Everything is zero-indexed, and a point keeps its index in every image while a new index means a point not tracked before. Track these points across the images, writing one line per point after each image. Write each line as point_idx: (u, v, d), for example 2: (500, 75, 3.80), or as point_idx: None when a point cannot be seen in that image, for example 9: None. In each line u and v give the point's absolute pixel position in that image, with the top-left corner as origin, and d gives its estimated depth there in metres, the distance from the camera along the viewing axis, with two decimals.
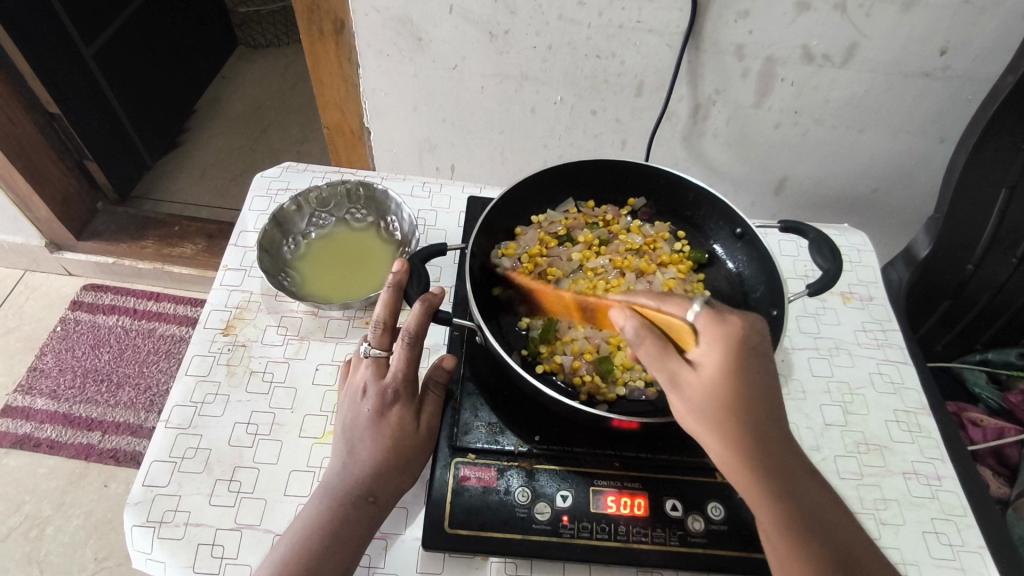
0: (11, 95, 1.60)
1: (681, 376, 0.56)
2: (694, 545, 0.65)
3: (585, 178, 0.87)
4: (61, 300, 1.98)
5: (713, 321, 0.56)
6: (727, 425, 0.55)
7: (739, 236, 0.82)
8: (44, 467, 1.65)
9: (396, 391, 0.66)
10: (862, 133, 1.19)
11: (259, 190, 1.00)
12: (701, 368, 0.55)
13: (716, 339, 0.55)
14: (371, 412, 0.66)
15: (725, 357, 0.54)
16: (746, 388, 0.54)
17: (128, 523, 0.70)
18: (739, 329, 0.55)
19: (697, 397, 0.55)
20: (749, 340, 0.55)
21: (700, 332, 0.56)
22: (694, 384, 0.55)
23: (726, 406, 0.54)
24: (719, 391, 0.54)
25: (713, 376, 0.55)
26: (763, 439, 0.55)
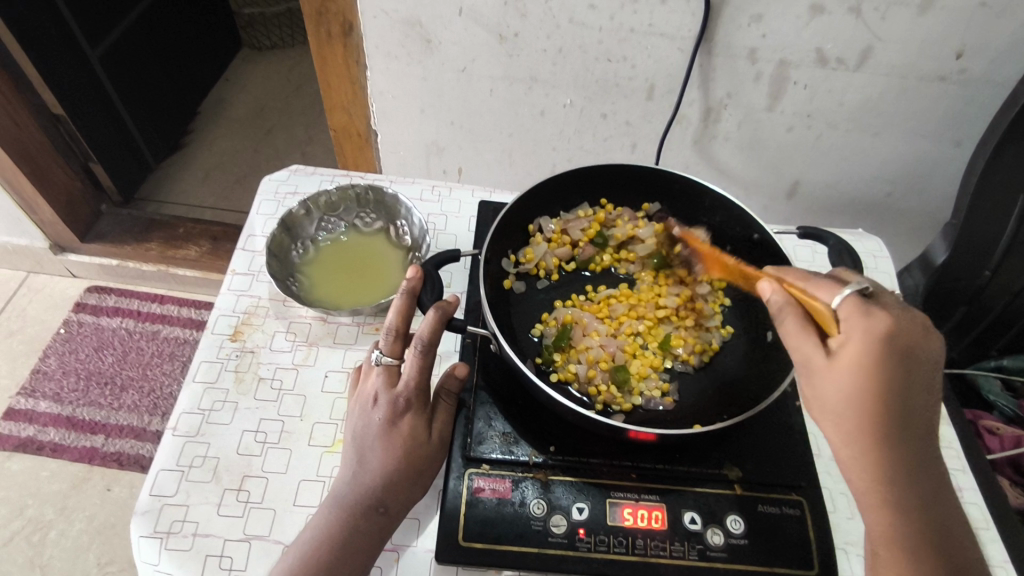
0: (17, 97, 1.59)
1: (814, 359, 0.59)
2: (713, 560, 0.63)
3: (600, 182, 0.85)
4: (65, 302, 1.97)
5: (859, 313, 0.58)
6: (850, 416, 0.57)
7: (756, 242, 0.80)
8: (47, 471, 1.64)
9: (407, 400, 0.65)
10: (876, 137, 1.17)
11: (267, 194, 0.99)
12: (837, 356, 0.58)
13: (854, 329, 0.57)
14: (382, 421, 0.64)
15: (868, 349, 0.56)
16: (881, 382, 0.56)
17: (135, 534, 0.68)
18: (888, 325, 0.56)
19: (825, 381, 0.58)
20: (900, 337, 0.57)
21: (843, 319, 0.58)
22: (825, 370, 0.58)
23: (856, 399, 0.57)
24: (850, 382, 0.57)
25: (852, 366, 0.57)
26: (889, 439, 0.57)
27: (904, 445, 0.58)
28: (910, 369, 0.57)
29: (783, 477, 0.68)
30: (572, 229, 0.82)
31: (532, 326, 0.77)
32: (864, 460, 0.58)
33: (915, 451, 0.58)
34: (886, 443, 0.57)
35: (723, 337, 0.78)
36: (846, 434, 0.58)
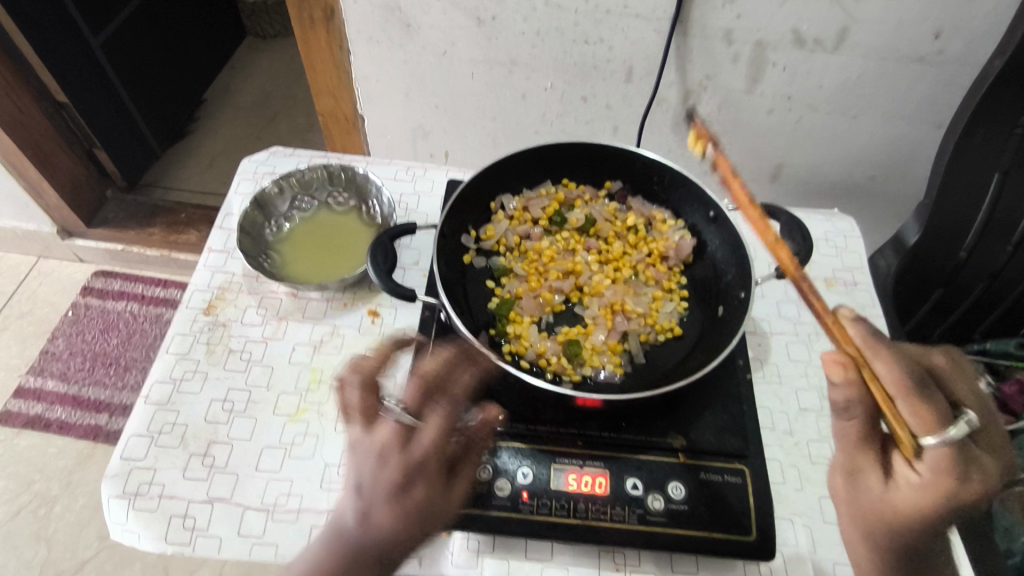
0: (20, 84, 1.65)
1: (868, 476, 0.56)
2: (653, 524, 0.65)
3: (563, 160, 0.86)
4: (72, 285, 2.03)
5: (948, 474, 0.51)
6: (876, 535, 0.57)
7: (713, 220, 0.81)
8: (54, 448, 1.71)
9: (427, 462, 0.57)
10: (857, 119, 1.16)
11: (245, 174, 1.01)
12: (892, 486, 0.54)
13: (937, 483, 0.51)
14: (392, 482, 0.56)
15: (927, 500, 0.52)
16: (919, 523, 0.54)
17: (105, 495, 0.72)
18: (973, 491, 0.51)
19: (868, 501, 0.56)
20: (979, 502, 0.51)
21: (925, 463, 0.52)
22: (867, 488, 0.56)
23: (886, 524, 0.56)
24: (883, 509, 0.55)
25: (898, 503, 0.54)
26: (902, 557, 0.58)
27: (915, 562, 0.58)
28: (959, 516, 0.53)
29: (726, 446, 0.70)
30: (532, 205, 0.84)
31: (487, 299, 0.79)
32: (871, 566, 0.60)
33: (926, 564, 0.59)
34: (898, 562, 0.58)
35: (679, 313, 0.78)
36: (860, 542, 0.59)
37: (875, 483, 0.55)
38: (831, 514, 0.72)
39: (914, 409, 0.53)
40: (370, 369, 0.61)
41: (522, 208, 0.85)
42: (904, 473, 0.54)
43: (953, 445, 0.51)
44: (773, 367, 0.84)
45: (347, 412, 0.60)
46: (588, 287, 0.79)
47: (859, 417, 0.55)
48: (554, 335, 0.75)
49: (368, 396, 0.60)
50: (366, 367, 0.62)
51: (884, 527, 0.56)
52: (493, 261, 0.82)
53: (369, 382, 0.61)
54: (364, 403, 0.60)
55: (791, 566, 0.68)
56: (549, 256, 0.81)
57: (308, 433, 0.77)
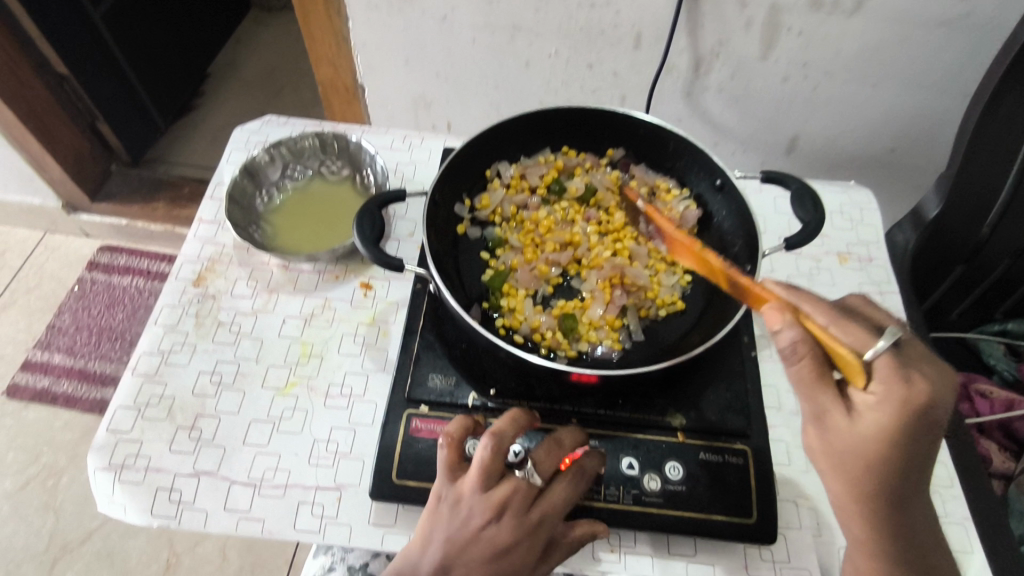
0: (18, 54, 1.61)
1: (831, 413, 0.52)
2: (648, 505, 0.62)
3: (564, 126, 0.83)
4: (79, 260, 2.03)
5: (896, 379, 0.50)
6: (862, 480, 0.53)
7: (719, 188, 0.77)
8: (61, 420, 1.72)
9: (541, 532, 0.57)
10: (877, 87, 1.10)
11: (237, 143, 0.99)
12: (859, 420, 0.51)
13: (888, 393, 0.50)
14: (492, 545, 0.56)
15: (893, 419, 0.50)
16: (897, 454, 0.51)
17: (91, 467, 0.70)
18: (926, 394, 0.49)
19: (841, 442, 0.52)
20: (933, 410, 0.50)
21: (876, 382, 0.50)
22: (840, 429, 0.52)
23: (870, 465, 0.52)
24: (865, 449, 0.51)
25: (871, 436, 0.51)
26: (887, 499, 0.54)
27: (899, 503, 0.55)
28: (927, 439, 0.51)
29: (728, 426, 0.67)
30: (530, 174, 0.81)
31: (481, 271, 0.76)
32: (858, 515, 0.56)
33: (913, 503, 0.56)
34: (883, 504, 0.54)
35: (682, 287, 0.74)
36: (845, 492, 0.55)
37: (842, 420, 0.52)
38: None
39: (846, 329, 0.52)
40: (508, 436, 0.58)
41: (519, 176, 0.81)
42: (861, 399, 0.52)
43: (891, 351, 0.51)
44: None
45: (473, 474, 0.57)
46: (586, 259, 0.76)
47: (813, 355, 0.51)
48: (550, 308, 0.72)
49: (498, 462, 0.57)
50: (499, 431, 0.58)
51: (864, 469, 0.52)
52: (489, 232, 0.79)
53: (503, 450, 0.58)
54: (491, 467, 0.57)
55: (794, 550, 0.66)
56: (546, 227, 0.77)
57: (297, 407, 0.75)
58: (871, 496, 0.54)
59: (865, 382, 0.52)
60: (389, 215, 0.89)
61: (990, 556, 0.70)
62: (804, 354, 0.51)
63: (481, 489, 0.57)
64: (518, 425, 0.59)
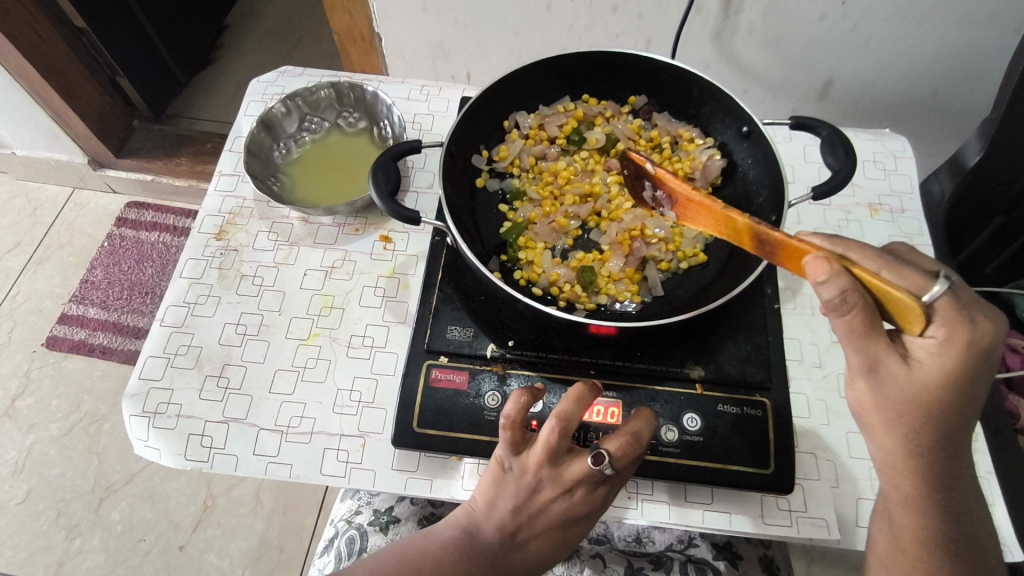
0: (37, 7, 1.59)
1: (890, 364, 0.51)
2: (666, 455, 0.63)
3: (583, 73, 0.80)
4: (108, 217, 2.07)
5: (960, 322, 0.48)
6: (916, 429, 0.53)
7: (746, 135, 0.75)
8: (99, 370, 1.78)
9: (603, 505, 0.60)
10: (921, 25, 1.04)
11: (255, 95, 0.98)
12: (918, 368, 0.50)
13: (952, 337, 0.49)
14: (557, 513, 0.59)
15: (951, 363, 0.49)
16: (953, 399, 0.51)
17: (126, 412, 0.73)
18: (988, 336, 0.49)
19: (897, 393, 0.51)
20: (990, 354, 0.50)
21: (938, 327, 0.49)
22: (899, 379, 0.51)
23: (923, 411, 0.52)
24: (920, 397, 0.51)
25: (930, 383, 0.50)
26: (935, 450, 0.54)
27: (945, 454, 0.55)
28: (981, 382, 0.51)
29: (748, 377, 0.66)
30: (549, 123, 0.79)
31: (498, 223, 0.75)
32: (906, 469, 0.56)
33: (957, 450, 0.55)
34: (930, 451, 0.54)
35: (705, 238, 0.73)
36: (896, 445, 0.55)
37: (899, 369, 0.51)
38: (858, 450, 0.69)
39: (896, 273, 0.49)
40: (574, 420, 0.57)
41: (538, 126, 0.79)
42: (918, 346, 0.51)
43: (950, 293, 0.49)
44: (806, 297, 0.79)
45: (539, 453, 0.57)
46: (606, 212, 0.75)
47: (866, 307, 0.47)
48: (568, 261, 0.72)
49: (562, 442, 0.57)
50: (565, 414, 0.56)
51: (918, 415, 0.52)
52: (507, 184, 0.78)
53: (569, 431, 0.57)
54: (557, 446, 0.57)
55: (811, 501, 0.66)
56: (564, 177, 0.76)
57: (319, 357, 0.77)
58: (918, 443, 0.54)
59: (919, 327, 0.50)
60: (407, 167, 0.88)
61: (1010, 508, 0.70)
62: (856, 307, 0.46)
63: (547, 466, 0.58)
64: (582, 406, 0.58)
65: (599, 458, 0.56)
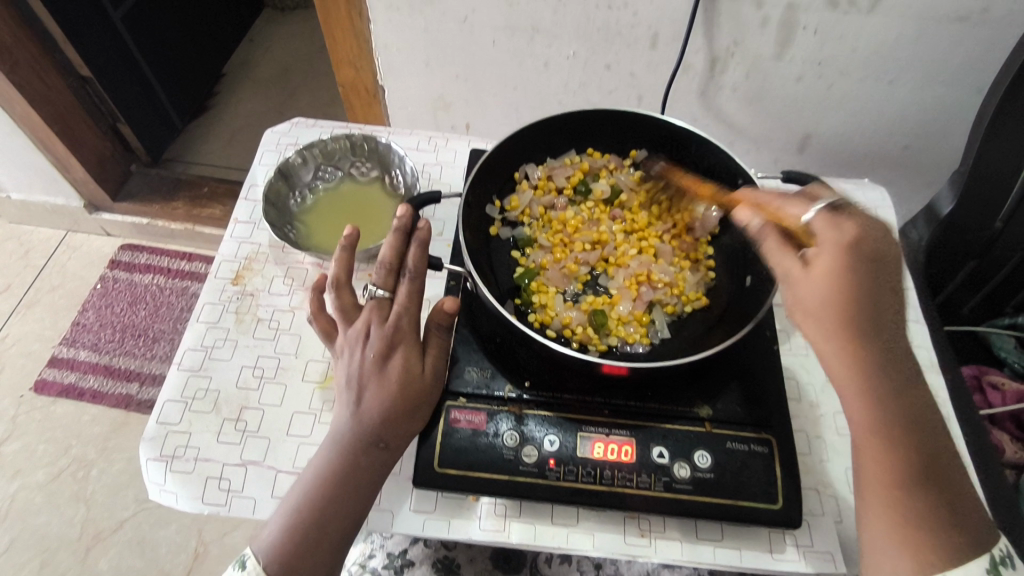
0: (42, 56, 1.63)
1: (791, 270, 0.60)
2: (679, 492, 0.66)
3: (588, 129, 0.85)
4: (100, 259, 2.06)
5: (829, 224, 0.60)
6: (848, 334, 0.57)
7: (740, 188, 0.80)
8: (88, 415, 1.75)
9: (402, 328, 0.69)
10: (892, 85, 1.12)
11: (268, 145, 1.02)
12: (812, 265, 0.59)
13: (826, 234, 0.59)
14: (373, 361, 0.67)
15: (839, 258, 0.58)
16: (858, 286, 0.57)
17: (144, 457, 0.74)
18: (856, 233, 0.58)
19: (805, 294, 0.59)
20: (867, 242, 0.58)
21: (817, 235, 0.60)
22: (806, 282, 0.59)
23: (843, 311, 0.57)
24: (829, 292, 0.57)
25: (825, 277, 0.58)
26: (883, 365, 0.57)
27: (896, 374, 0.58)
28: (885, 272, 0.59)
29: (753, 416, 0.70)
30: (556, 175, 0.84)
31: (509, 268, 0.79)
32: (861, 389, 0.57)
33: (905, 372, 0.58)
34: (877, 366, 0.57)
35: (707, 284, 0.77)
36: (838, 357, 0.58)
37: (801, 273, 0.59)
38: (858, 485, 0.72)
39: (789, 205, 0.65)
40: (341, 262, 0.73)
41: (545, 177, 0.84)
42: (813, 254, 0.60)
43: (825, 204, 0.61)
44: (801, 338, 0.83)
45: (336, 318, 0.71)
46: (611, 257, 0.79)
47: (771, 232, 0.63)
48: (580, 304, 0.76)
49: (349, 291, 0.73)
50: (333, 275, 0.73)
51: (838, 317, 0.57)
52: (518, 232, 0.82)
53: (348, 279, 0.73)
54: (344, 303, 0.72)
55: (817, 536, 0.69)
56: (572, 224, 0.80)
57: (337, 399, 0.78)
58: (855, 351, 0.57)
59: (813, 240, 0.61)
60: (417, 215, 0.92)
61: None
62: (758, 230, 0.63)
63: (344, 325, 0.71)
64: (348, 254, 0.73)
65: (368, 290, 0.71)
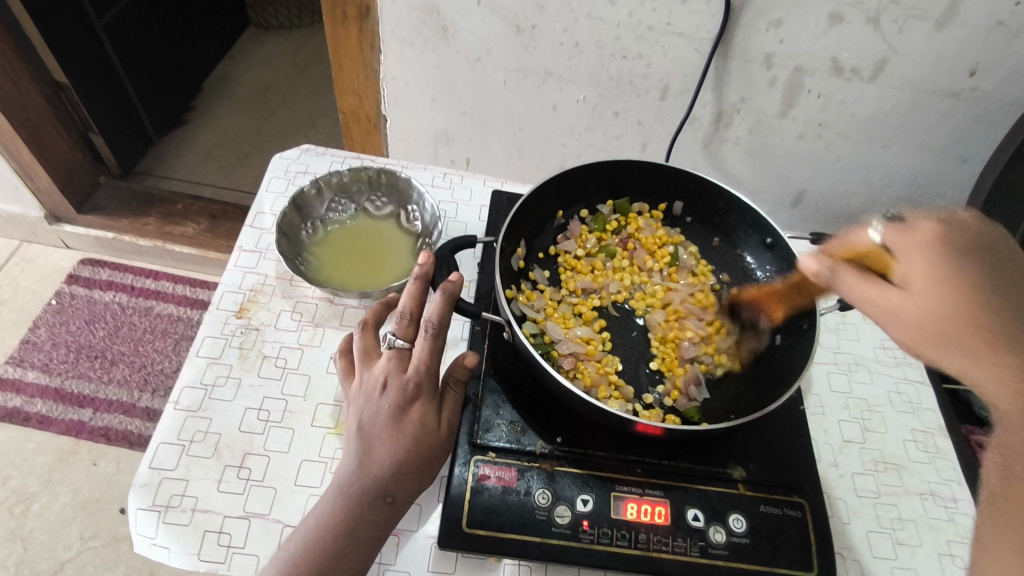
0: (19, 60, 1.54)
1: (889, 295, 0.61)
2: (715, 557, 0.64)
3: (620, 180, 0.88)
4: (57, 273, 1.91)
5: (906, 233, 0.63)
6: (980, 336, 0.57)
7: (770, 246, 0.83)
8: (32, 443, 1.60)
9: (419, 385, 0.64)
10: (884, 150, 1.13)
11: (276, 172, 0.99)
12: (911, 284, 0.61)
13: (912, 247, 0.62)
14: (389, 412, 0.63)
15: (940, 262, 0.61)
16: (975, 277, 0.59)
17: (133, 506, 0.67)
18: (934, 231, 0.62)
19: (918, 320, 0.59)
20: (954, 240, 0.62)
21: (894, 250, 0.64)
22: (907, 304, 0.60)
23: (963, 321, 0.58)
24: (946, 302, 0.59)
25: (926, 291, 0.60)
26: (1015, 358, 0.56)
27: None
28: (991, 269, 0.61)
29: (784, 479, 0.69)
30: (566, 244, 0.86)
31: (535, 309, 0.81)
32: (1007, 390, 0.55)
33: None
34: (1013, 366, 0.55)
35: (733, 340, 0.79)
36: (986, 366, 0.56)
37: (899, 296, 0.61)
38: (880, 551, 0.70)
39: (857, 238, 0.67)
40: (375, 311, 0.72)
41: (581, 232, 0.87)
42: (901, 275, 0.62)
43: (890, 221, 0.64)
44: (816, 397, 0.82)
45: (355, 357, 0.69)
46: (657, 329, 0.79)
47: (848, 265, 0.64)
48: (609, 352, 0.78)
49: (374, 336, 0.71)
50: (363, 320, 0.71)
51: (962, 329, 0.58)
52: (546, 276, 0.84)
53: (377, 323, 0.72)
54: (368, 344, 0.70)
55: None
56: (587, 273, 0.85)
57: None
58: (991, 350, 0.57)
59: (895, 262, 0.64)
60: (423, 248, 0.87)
61: None
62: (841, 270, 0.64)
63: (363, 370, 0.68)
64: (386, 308, 0.74)
65: (388, 337, 0.67)
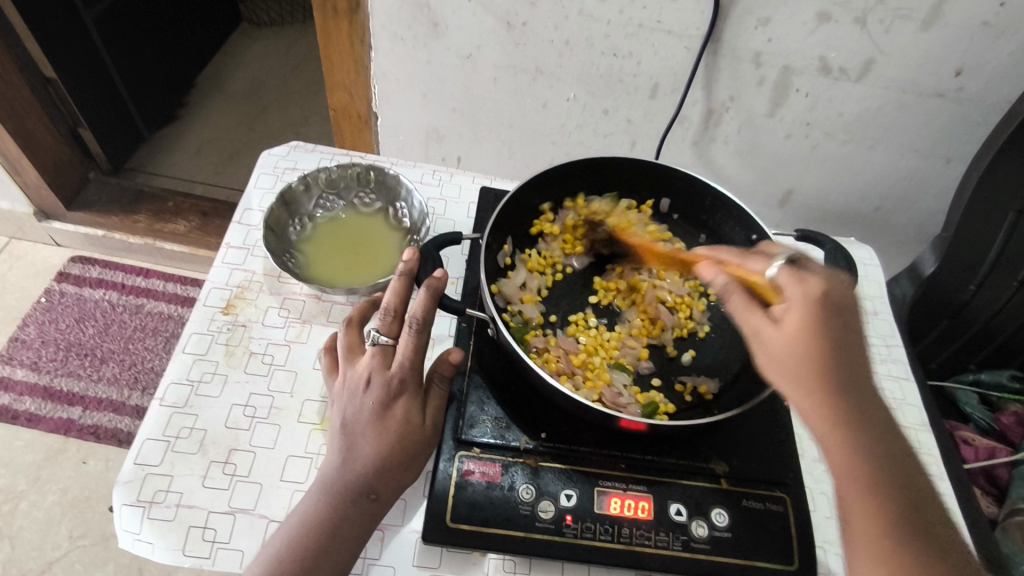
0: (5, 53, 1.53)
1: (762, 329, 0.58)
2: (697, 551, 0.64)
3: (608, 177, 0.89)
4: (46, 270, 1.90)
5: (797, 281, 0.58)
6: (841, 397, 0.54)
7: (755, 243, 0.84)
8: (21, 441, 1.59)
9: (402, 382, 0.65)
10: (870, 149, 1.13)
11: (265, 168, 0.99)
12: (783, 322, 0.57)
13: (799, 292, 0.57)
14: (373, 408, 0.63)
15: (815, 311, 0.56)
16: (841, 338, 0.56)
17: (117, 502, 0.67)
18: (823, 287, 0.57)
19: (783, 357, 0.56)
20: (835, 296, 0.58)
21: (783, 290, 0.59)
22: (779, 341, 0.57)
23: (823, 378, 0.55)
24: (804, 346, 0.55)
25: (796, 334, 0.56)
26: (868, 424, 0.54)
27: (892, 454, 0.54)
28: (854, 326, 0.58)
29: (767, 474, 0.70)
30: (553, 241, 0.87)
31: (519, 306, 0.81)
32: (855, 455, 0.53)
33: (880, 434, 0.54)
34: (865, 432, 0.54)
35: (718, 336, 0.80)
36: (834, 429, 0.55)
37: (771, 331, 0.57)
38: None
39: (755, 262, 0.64)
40: (360, 309, 0.72)
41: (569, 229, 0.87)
42: (780, 313, 0.58)
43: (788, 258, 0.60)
44: None
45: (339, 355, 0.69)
46: (644, 325, 0.80)
47: (737, 290, 0.60)
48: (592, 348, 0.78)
49: (359, 334, 0.71)
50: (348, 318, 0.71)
51: (819, 376, 0.55)
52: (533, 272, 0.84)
53: (362, 320, 0.72)
54: (352, 342, 0.70)
55: None
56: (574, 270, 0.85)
57: None
58: (843, 412, 0.54)
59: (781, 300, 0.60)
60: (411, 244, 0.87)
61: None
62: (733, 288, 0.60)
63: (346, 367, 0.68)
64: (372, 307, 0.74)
65: (371, 334, 0.67)
